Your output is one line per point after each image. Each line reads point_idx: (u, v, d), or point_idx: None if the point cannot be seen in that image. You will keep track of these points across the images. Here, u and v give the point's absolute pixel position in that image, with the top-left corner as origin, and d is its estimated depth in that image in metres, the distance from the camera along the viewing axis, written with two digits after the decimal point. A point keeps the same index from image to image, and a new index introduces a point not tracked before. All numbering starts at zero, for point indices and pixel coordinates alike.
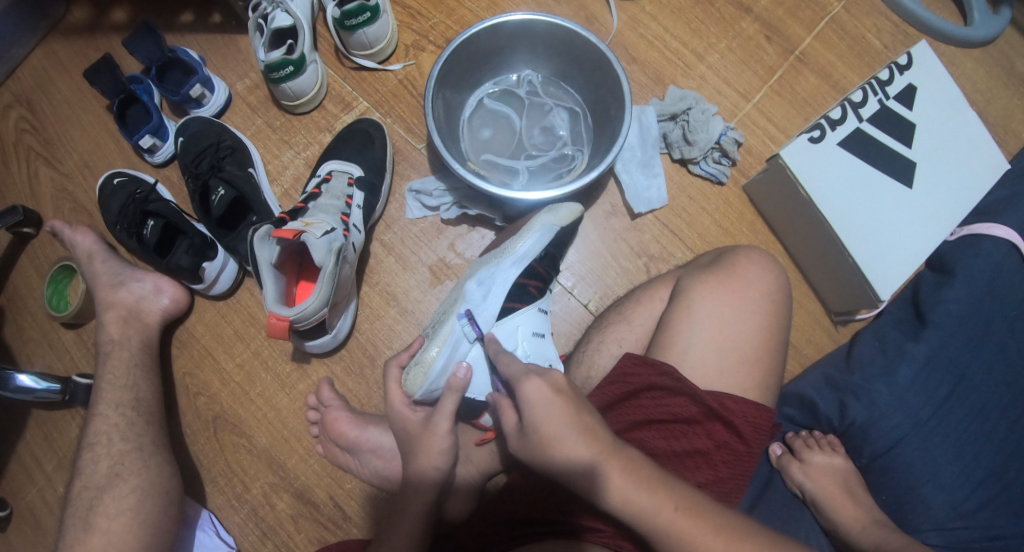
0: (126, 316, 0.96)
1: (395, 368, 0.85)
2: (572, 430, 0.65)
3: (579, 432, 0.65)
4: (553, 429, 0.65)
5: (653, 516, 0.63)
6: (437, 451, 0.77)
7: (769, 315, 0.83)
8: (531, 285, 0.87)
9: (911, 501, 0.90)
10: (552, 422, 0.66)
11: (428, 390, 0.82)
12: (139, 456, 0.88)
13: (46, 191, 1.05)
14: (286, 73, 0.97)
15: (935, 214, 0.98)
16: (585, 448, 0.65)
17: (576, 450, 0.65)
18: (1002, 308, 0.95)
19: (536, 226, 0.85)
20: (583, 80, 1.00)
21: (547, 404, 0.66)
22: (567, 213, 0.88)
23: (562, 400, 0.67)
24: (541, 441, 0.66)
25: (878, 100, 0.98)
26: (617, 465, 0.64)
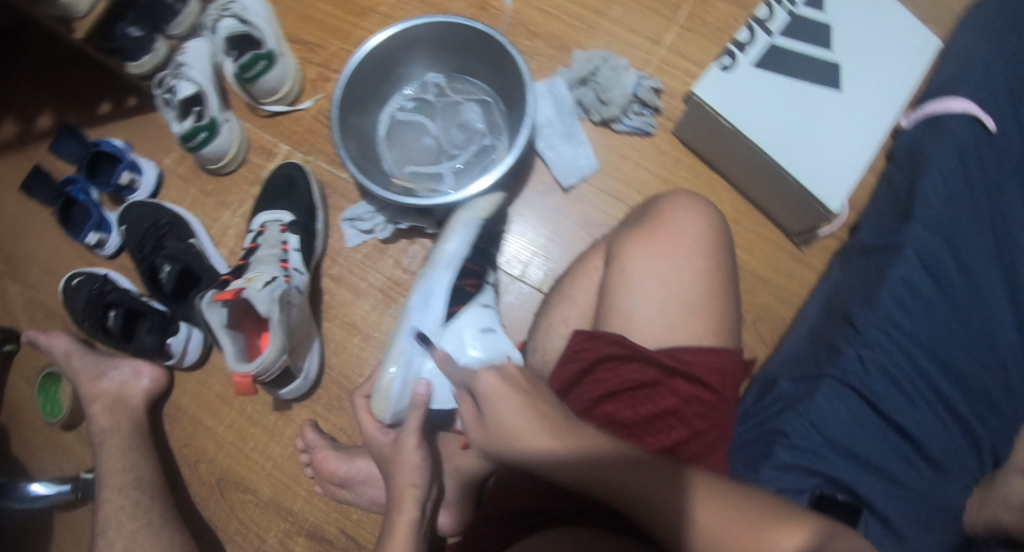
0: (111, 403, 1.00)
1: (362, 399, 0.92)
2: (524, 415, 0.62)
3: (538, 423, 0.61)
4: (504, 423, 0.62)
5: (608, 482, 0.58)
6: (409, 467, 0.79)
7: (706, 258, 0.82)
8: (469, 285, 0.90)
9: (907, 408, 0.85)
10: (505, 412, 0.62)
11: (396, 412, 0.87)
12: (151, 530, 0.92)
13: (17, 306, 1.10)
14: (201, 139, 0.99)
15: (876, 108, 0.92)
16: (537, 432, 0.61)
17: (529, 434, 0.61)
18: (978, 182, 0.92)
19: (460, 224, 0.90)
20: (485, 68, 0.99)
21: (496, 391, 0.64)
22: (487, 204, 0.92)
23: (516, 392, 0.64)
24: (496, 437, 0.62)
25: (785, 11, 0.93)
26: (574, 445, 0.60)
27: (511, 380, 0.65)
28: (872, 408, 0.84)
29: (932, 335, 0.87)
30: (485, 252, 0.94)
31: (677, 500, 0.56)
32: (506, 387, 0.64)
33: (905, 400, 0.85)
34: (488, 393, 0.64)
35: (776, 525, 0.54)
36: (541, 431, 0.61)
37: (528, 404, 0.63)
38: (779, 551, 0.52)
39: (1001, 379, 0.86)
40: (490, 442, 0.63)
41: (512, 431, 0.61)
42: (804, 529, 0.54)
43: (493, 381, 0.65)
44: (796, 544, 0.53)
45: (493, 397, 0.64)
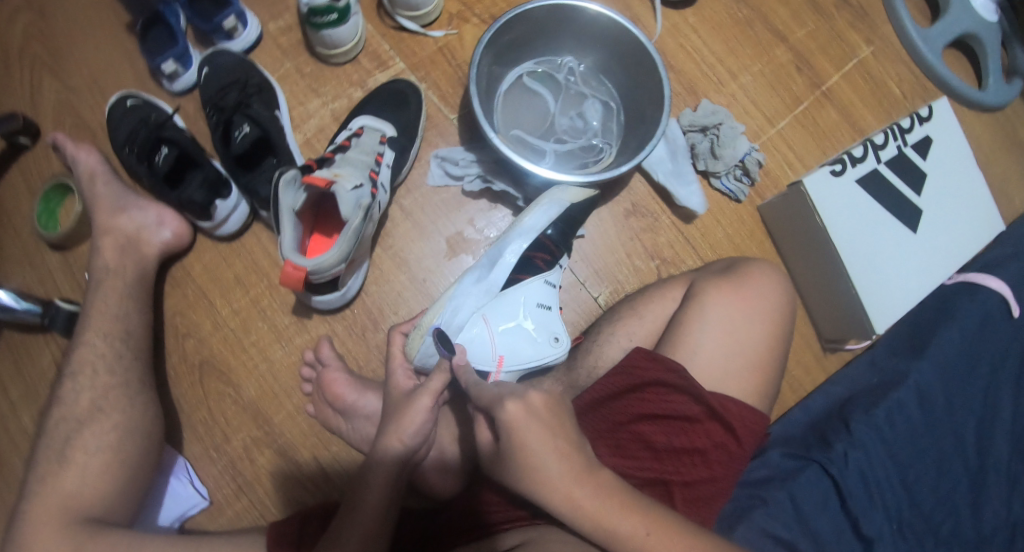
0: (124, 243, 0.91)
1: (398, 335, 0.88)
2: (546, 454, 0.65)
3: (556, 455, 0.65)
4: (526, 448, 0.65)
5: (607, 527, 0.65)
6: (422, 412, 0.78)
7: (777, 328, 0.87)
8: (537, 258, 0.89)
9: (870, 509, 0.92)
10: (528, 448, 0.65)
11: (424, 356, 0.84)
12: (125, 392, 0.84)
13: (48, 105, 1.00)
14: (330, 20, 0.95)
15: (936, 262, 1.00)
16: (555, 464, 0.65)
17: (552, 471, 0.65)
18: (989, 351, 1.00)
19: (545, 201, 0.89)
20: (624, 74, 1.02)
21: (525, 428, 0.65)
22: (578, 191, 0.91)
23: (544, 426, 0.66)
24: (513, 459, 0.66)
25: (896, 146, 1.01)
26: (593, 491, 0.65)
27: (549, 409, 0.67)
28: (841, 501, 0.92)
29: (904, 453, 0.96)
30: (565, 235, 0.92)
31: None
32: (529, 421, 0.66)
33: (870, 502, 0.92)
34: (510, 424, 0.66)
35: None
36: (564, 474, 0.65)
37: (556, 442, 0.66)
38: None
39: (948, 518, 0.94)
40: (499, 464, 0.68)
41: (536, 465, 0.65)
42: None
43: (519, 412, 0.66)
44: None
45: (514, 434, 0.65)
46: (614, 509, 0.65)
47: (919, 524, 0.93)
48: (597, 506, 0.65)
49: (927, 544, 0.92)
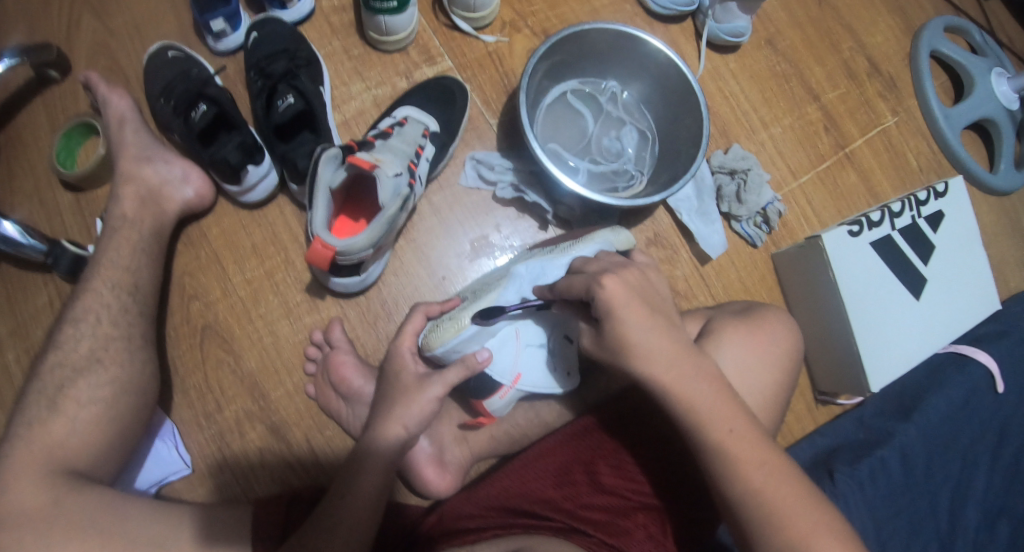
0: (145, 195, 0.89)
1: (421, 315, 0.84)
2: (653, 337, 0.67)
3: (657, 337, 0.67)
4: (634, 333, 0.67)
5: (702, 413, 0.68)
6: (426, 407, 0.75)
7: (782, 373, 0.89)
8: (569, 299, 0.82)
9: None
10: (635, 329, 0.66)
11: (447, 349, 0.77)
12: (126, 346, 0.81)
13: (83, 42, 0.97)
14: (390, 7, 0.95)
15: (935, 331, 1.03)
16: (660, 347, 0.67)
17: (650, 350, 0.67)
18: (972, 423, 1.03)
19: (597, 238, 0.82)
20: (664, 108, 1.05)
21: (634, 305, 0.66)
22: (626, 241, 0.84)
23: (644, 306, 0.67)
24: (617, 347, 0.68)
25: (911, 216, 1.05)
26: (685, 375, 0.68)
27: (635, 291, 0.67)
28: None
29: (882, 510, 0.97)
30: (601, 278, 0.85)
31: (752, 467, 0.67)
32: (632, 298, 0.66)
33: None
34: (610, 303, 0.66)
35: (826, 533, 0.65)
36: (660, 352, 0.67)
37: (658, 322, 0.68)
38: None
39: None
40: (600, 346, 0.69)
41: (633, 346, 0.67)
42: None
43: (618, 288, 0.66)
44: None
45: (616, 307, 0.66)
46: (702, 396, 0.68)
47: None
48: (689, 388, 0.68)
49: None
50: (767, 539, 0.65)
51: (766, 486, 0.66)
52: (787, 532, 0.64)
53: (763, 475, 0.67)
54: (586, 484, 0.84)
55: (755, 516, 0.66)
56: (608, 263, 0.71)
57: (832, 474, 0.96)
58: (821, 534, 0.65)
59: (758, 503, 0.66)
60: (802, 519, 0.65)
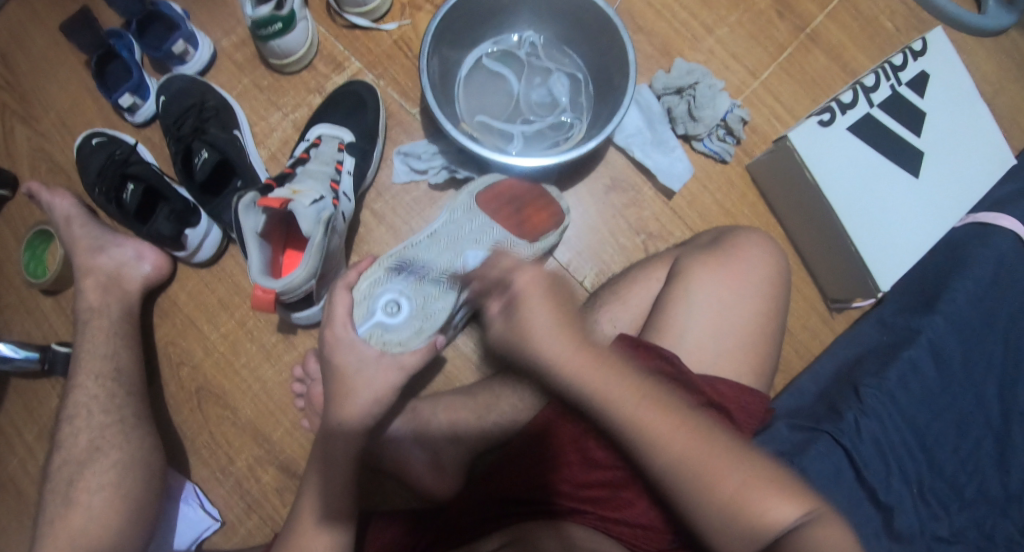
0: (105, 282, 0.93)
1: (344, 290, 0.80)
2: (547, 329, 0.63)
3: (557, 330, 0.63)
4: (533, 326, 0.63)
5: (609, 396, 0.63)
6: (383, 393, 0.77)
7: (768, 301, 0.82)
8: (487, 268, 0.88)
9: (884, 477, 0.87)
10: (533, 318, 0.63)
11: (396, 342, 0.83)
12: (120, 429, 0.86)
13: (22, 152, 1.01)
14: (274, 30, 0.92)
15: (941, 207, 0.93)
16: (560, 341, 0.63)
17: (553, 345, 0.63)
18: (1007, 299, 0.92)
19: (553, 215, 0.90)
20: (588, 44, 0.96)
21: (529, 300, 0.63)
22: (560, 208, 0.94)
23: (543, 300, 0.63)
24: (516, 341, 0.64)
25: (889, 86, 0.92)
26: (592, 359, 0.64)
27: (545, 283, 0.64)
28: (856, 473, 0.87)
29: (919, 416, 0.90)
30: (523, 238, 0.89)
31: (674, 436, 0.62)
32: (538, 288, 0.64)
33: (887, 472, 0.88)
34: (520, 292, 0.64)
35: (760, 480, 0.59)
36: (563, 342, 0.63)
37: (555, 313, 0.64)
38: (766, 513, 0.58)
39: (973, 478, 0.89)
40: (506, 340, 0.66)
41: (539, 339, 0.63)
42: (802, 505, 0.58)
43: (529, 279, 0.64)
44: (782, 511, 0.58)
45: (524, 299, 0.64)
46: (614, 377, 0.64)
47: (941, 487, 0.88)
48: (596, 373, 0.63)
49: (949, 509, 0.87)
50: (702, 509, 0.60)
51: (687, 452, 0.61)
52: (717, 492, 0.59)
53: (684, 441, 0.62)
54: (579, 462, 0.82)
55: (683, 485, 0.61)
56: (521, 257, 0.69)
57: (858, 391, 0.90)
58: (751, 483, 0.59)
59: (679, 471, 0.61)
60: (730, 476, 0.60)
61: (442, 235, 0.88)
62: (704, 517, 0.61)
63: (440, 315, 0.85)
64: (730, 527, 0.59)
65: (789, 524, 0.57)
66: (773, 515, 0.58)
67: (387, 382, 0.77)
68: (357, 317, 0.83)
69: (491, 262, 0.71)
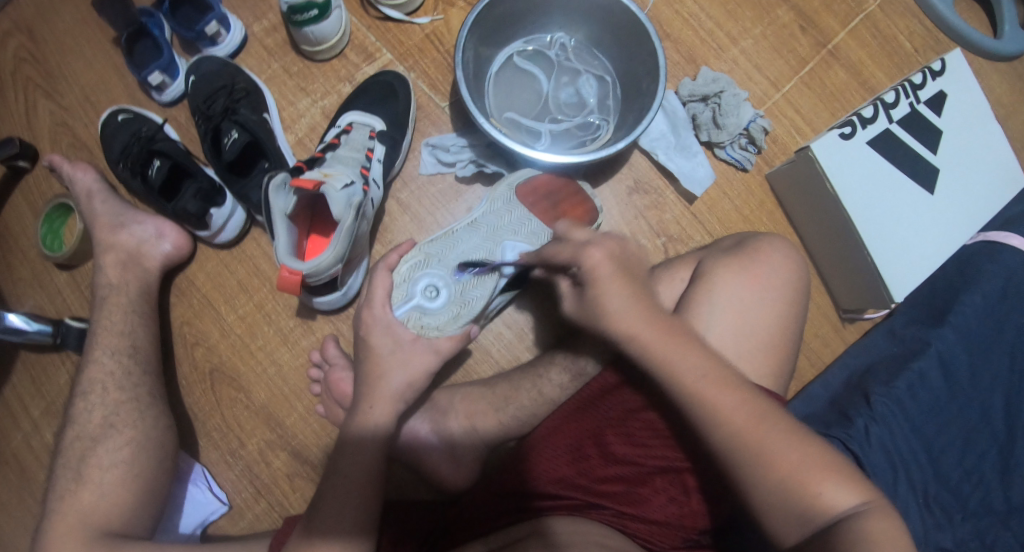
0: (125, 259, 0.92)
1: (385, 270, 0.83)
2: (626, 299, 0.67)
3: (634, 303, 0.67)
4: (610, 298, 0.67)
5: (675, 367, 0.65)
6: (416, 376, 0.79)
7: (788, 305, 0.84)
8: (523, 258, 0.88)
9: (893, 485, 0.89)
10: (611, 289, 0.67)
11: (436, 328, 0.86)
12: (135, 407, 0.85)
13: (44, 125, 1.00)
14: (311, 16, 0.92)
15: (953, 222, 0.96)
16: (632, 309, 0.67)
17: (629, 313, 0.67)
18: (1015, 315, 0.96)
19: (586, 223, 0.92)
20: (617, 48, 0.98)
21: (610, 276, 0.67)
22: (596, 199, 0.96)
23: (623, 274, 0.68)
24: (596, 313, 0.68)
25: (909, 103, 0.96)
26: (665, 331, 0.67)
27: (617, 261, 0.68)
28: (865, 479, 0.88)
29: (928, 426, 0.92)
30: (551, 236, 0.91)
31: (734, 411, 0.63)
32: (612, 266, 0.68)
33: (895, 478, 0.89)
34: (593, 273, 0.68)
35: (818, 464, 0.61)
36: (636, 313, 0.67)
37: (634, 287, 0.68)
38: (820, 496, 0.60)
39: (976, 489, 0.91)
40: (584, 313, 0.70)
41: (613, 311, 0.67)
42: (856, 489, 0.61)
43: (604, 258, 0.68)
44: (835, 494, 0.60)
45: (597, 278, 0.68)
46: (682, 350, 0.66)
47: (947, 497, 0.90)
48: (667, 343, 0.66)
49: (955, 520, 0.89)
50: (758, 485, 0.62)
51: (748, 429, 0.63)
52: (775, 469, 0.61)
53: (746, 418, 0.63)
54: (598, 456, 0.81)
55: (742, 461, 0.62)
56: (588, 236, 0.72)
57: (869, 398, 0.92)
58: (809, 464, 0.62)
59: (738, 445, 0.63)
60: (789, 453, 0.62)
61: (481, 223, 0.90)
62: (760, 496, 0.62)
63: (478, 303, 0.88)
64: (784, 503, 0.61)
65: (841, 508, 0.60)
66: (826, 497, 0.60)
67: (421, 365, 0.79)
68: (395, 299, 0.86)
69: (554, 244, 0.76)
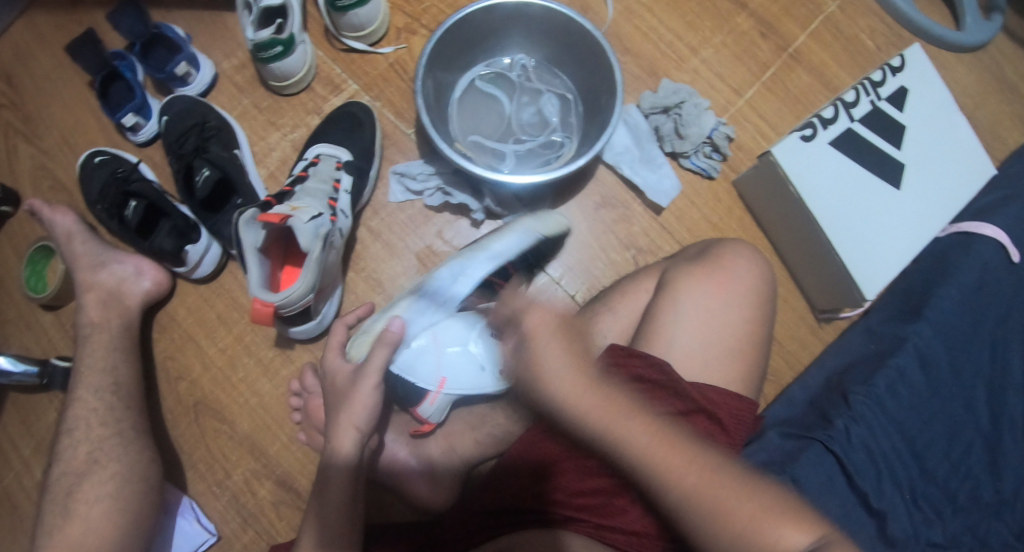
0: (105, 298, 0.94)
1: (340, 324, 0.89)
2: (561, 363, 0.63)
3: (569, 363, 0.63)
4: (543, 361, 0.63)
5: (620, 431, 0.61)
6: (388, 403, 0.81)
7: (755, 310, 0.84)
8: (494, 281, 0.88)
9: (876, 485, 0.89)
10: (543, 354, 0.63)
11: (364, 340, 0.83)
12: (119, 442, 0.87)
13: (25, 170, 1.03)
14: (275, 53, 0.95)
15: (923, 217, 0.96)
16: (568, 375, 0.63)
17: (563, 384, 0.63)
18: (991, 306, 0.96)
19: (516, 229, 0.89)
20: (577, 66, 1.00)
21: (540, 339, 0.63)
22: (550, 225, 0.93)
23: (555, 335, 0.64)
24: (529, 377, 0.64)
25: (869, 101, 0.97)
26: (602, 393, 0.63)
27: (559, 321, 0.64)
28: (847, 479, 0.88)
29: (909, 422, 0.92)
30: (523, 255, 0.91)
31: (682, 468, 0.60)
32: (546, 326, 0.64)
33: (878, 477, 0.89)
34: (530, 329, 0.64)
35: (777, 514, 0.57)
36: (576, 376, 0.63)
37: (566, 350, 0.64)
38: (783, 550, 0.55)
39: (965, 482, 0.91)
40: (520, 381, 0.65)
41: (548, 375, 0.63)
42: (820, 539, 0.56)
43: (539, 322, 0.64)
44: (801, 545, 0.55)
45: (535, 335, 0.64)
46: (624, 412, 0.62)
47: (932, 492, 0.89)
48: (607, 411, 0.62)
49: (943, 514, 0.89)
50: (715, 547, 0.58)
51: (700, 485, 0.59)
52: (732, 525, 0.57)
53: (695, 475, 0.60)
54: (574, 470, 0.81)
55: (697, 520, 0.59)
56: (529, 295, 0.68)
57: (848, 398, 0.91)
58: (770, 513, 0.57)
59: (692, 506, 0.59)
60: (744, 506, 0.58)
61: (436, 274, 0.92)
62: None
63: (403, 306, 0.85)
64: None
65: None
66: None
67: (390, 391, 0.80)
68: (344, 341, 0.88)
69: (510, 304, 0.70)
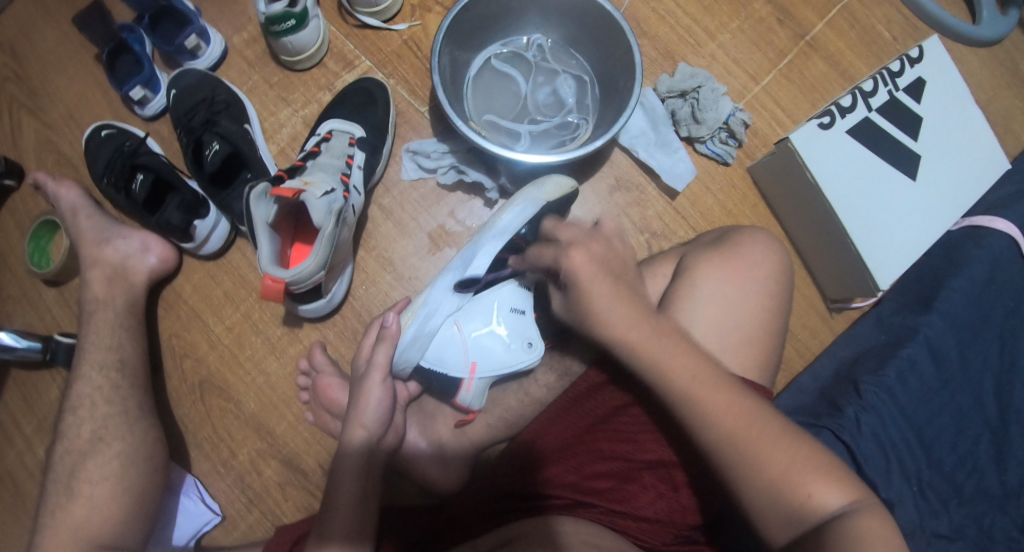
0: (111, 274, 0.93)
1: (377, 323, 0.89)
2: (614, 303, 0.65)
3: (620, 299, 0.65)
4: (595, 297, 0.65)
5: (666, 368, 0.64)
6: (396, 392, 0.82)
7: (771, 295, 0.84)
8: (510, 261, 0.86)
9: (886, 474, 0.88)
10: (596, 290, 0.65)
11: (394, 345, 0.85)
12: (124, 420, 0.86)
13: (28, 143, 1.01)
14: (288, 26, 0.93)
15: (937, 209, 0.96)
16: (620, 311, 0.65)
17: (617, 315, 0.65)
18: (1002, 299, 0.96)
19: (520, 199, 0.85)
20: (594, 47, 0.99)
21: (591, 279, 0.65)
22: (554, 189, 0.87)
23: (607, 274, 0.65)
24: (581, 312, 0.66)
25: (888, 91, 0.96)
26: (655, 334, 0.65)
27: (607, 260, 0.66)
28: (857, 468, 0.88)
29: (919, 413, 0.92)
30: None
31: (725, 410, 0.63)
32: (596, 268, 0.65)
33: (888, 467, 0.89)
34: (575, 272, 0.65)
35: (807, 464, 0.62)
36: (629, 317, 0.65)
37: (623, 294, 0.66)
38: (811, 496, 0.60)
39: (972, 473, 0.90)
40: (570, 315, 0.68)
41: (599, 313, 0.65)
42: (843, 489, 0.61)
43: (585, 261, 0.65)
44: (827, 495, 0.60)
45: (580, 277, 0.65)
46: (676, 349, 0.65)
47: (940, 483, 0.89)
48: (659, 348, 0.65)
49: (949, 505, 0.88)
50: (750, 486, 0.62)
51: (740, 431, 0.62)
52: (767, 471, 0.61)
53: (736, 419, 0.63)
54: (585, 454, 0.80)
55: (735, 464, 0.62)
56: (581, 227, 0.69)
57: (860, 388, 0.91)
58: (798, 462, 0.62)
59: (731, 446, 0.62)
60: (778, 454, 0.62)
61: None
62: (751, 495, 0.62)
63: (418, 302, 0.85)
64: (777, 504, 0.61)
65: (831, 507, 0.60)
66: (815, 499, 0.60)
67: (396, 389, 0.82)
68: None
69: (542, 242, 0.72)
